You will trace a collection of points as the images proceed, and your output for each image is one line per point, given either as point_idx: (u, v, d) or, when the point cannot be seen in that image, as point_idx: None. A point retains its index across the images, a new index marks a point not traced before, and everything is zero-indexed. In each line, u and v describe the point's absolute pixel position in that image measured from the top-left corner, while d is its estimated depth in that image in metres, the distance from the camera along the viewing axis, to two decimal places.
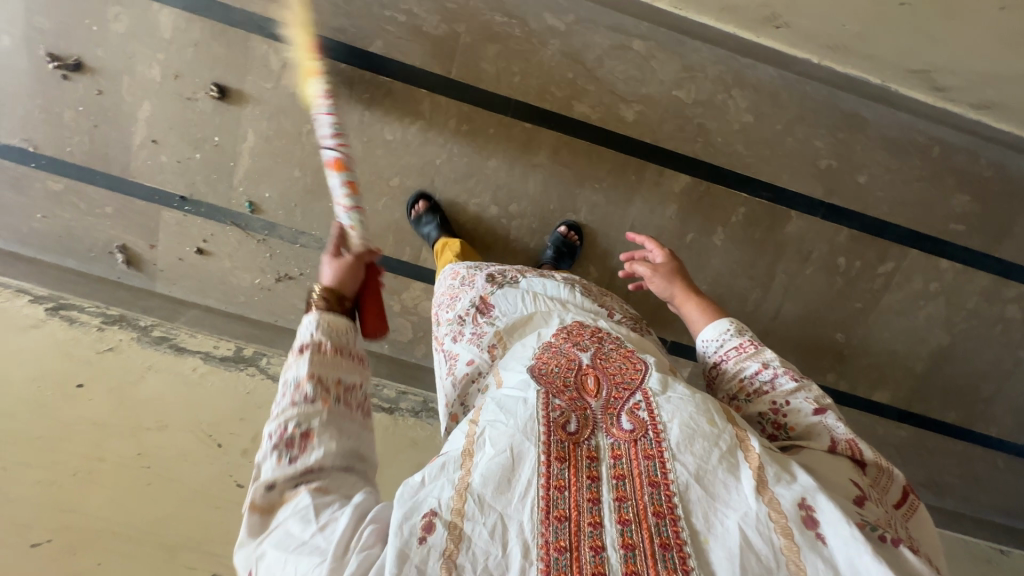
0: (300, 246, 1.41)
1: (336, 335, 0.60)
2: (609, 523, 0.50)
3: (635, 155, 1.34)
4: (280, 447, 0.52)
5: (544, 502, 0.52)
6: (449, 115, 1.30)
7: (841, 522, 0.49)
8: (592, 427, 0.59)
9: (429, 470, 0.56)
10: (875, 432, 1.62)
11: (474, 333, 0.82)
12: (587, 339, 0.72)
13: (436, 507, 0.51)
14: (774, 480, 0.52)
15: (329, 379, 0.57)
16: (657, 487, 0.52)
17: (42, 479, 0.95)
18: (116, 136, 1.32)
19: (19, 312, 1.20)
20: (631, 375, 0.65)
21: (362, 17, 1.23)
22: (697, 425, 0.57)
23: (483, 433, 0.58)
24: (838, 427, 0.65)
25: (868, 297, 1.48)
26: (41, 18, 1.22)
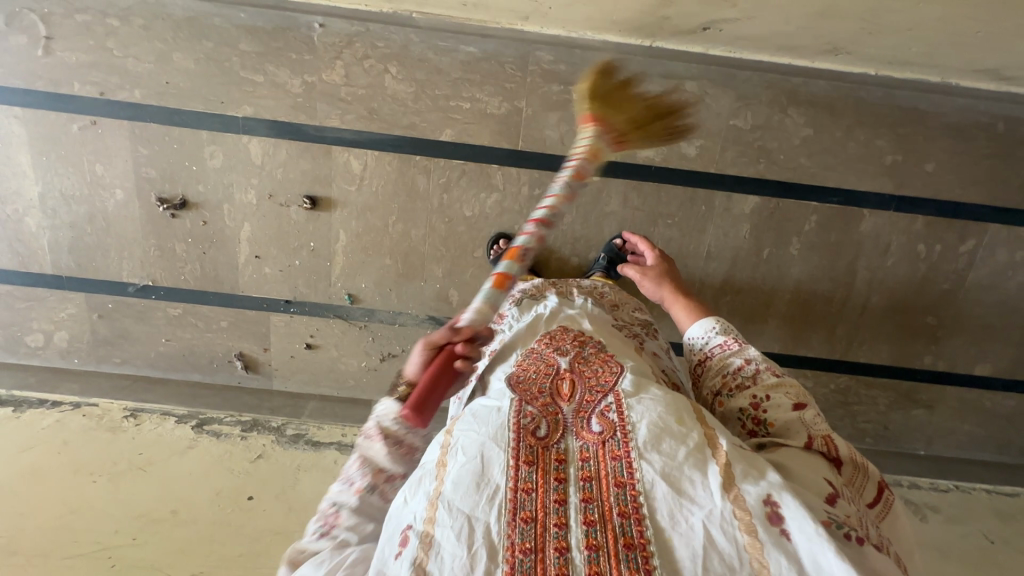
0: (399, 325, 1.50)
1: (396, 427, 0.64)
2: (575, 525, 0.51)
3: (702, 186, 1.39)
4: (318, 521, 0.63)
5: (512, 506, 0.52)
6: (521, 183, 1.38)
7: (804, 518, 0.49)
8: (563, 432, 0.61)
9: (409, 488, 0.58)
10: (982, 404, 1.62)
11: (485, 340, 0.95)
12: (569, 343, 0.79)
13: (412, 520, 0.54)
14: (740, 477, 0.53)
15: (372, 466, 0.64)
16: (623, 487, 0.54)
17: None
18: (224, 258, 1.44)
19: (172, 435, 1.30)
20: (605, 377, 0.69)
21: (431, 111, 1.32)
22: (664, 424, 0.59)
23: (456, 442, 0.60)
24: (815, 424, 0.66)
25: (955, 277, 1.49)
26: (148, 169, 1.36)
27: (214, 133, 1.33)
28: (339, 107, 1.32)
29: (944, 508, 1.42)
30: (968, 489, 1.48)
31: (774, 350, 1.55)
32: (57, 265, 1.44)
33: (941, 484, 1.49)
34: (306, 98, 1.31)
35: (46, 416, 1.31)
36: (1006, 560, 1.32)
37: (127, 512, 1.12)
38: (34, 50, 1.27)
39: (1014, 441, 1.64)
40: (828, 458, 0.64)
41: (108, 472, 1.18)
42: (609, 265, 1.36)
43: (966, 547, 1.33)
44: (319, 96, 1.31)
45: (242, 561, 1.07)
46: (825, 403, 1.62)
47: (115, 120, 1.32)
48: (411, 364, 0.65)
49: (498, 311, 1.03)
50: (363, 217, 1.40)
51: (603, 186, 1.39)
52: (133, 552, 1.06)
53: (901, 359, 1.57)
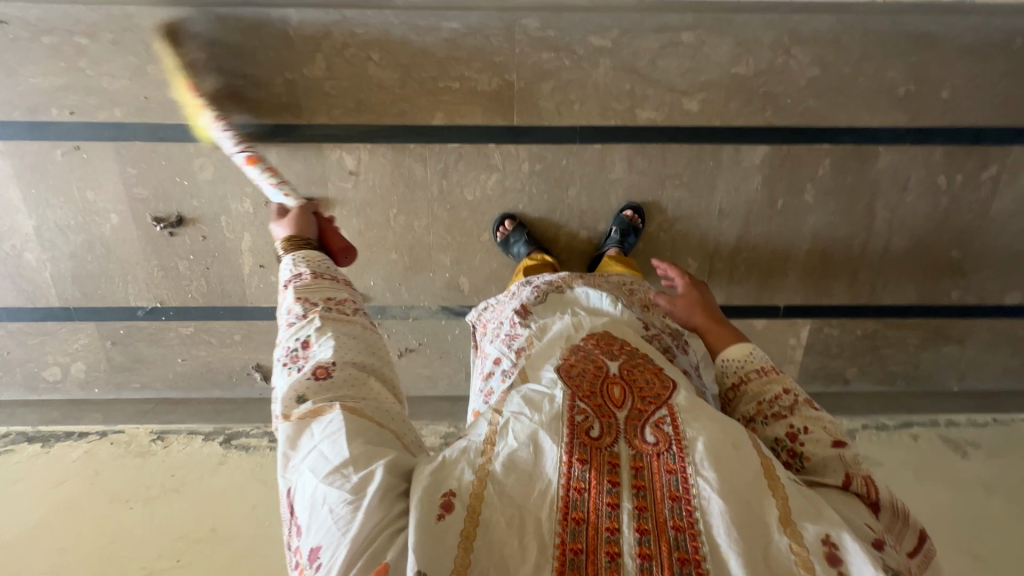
0: (413, 319, 1.48)
1: (312, 264, 0.75)
2: (628, 530, 0.53)
3: (709, 142, 1.34)
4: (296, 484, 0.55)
5: (564, 504, 0.54)
6: (521, 159, 1.33)
7: (867, 565, 0.50)
8: (614, 434, 0.60)
9: (453, 451, 0.59)
10: (1013, 333, 1.58)
11: (510, 334, 0.92)
12: (617, 349, 0.75)
13: (456, 488, 0.55)
14: (801, 514, 0.54)
15: (316, 295, 0.70)
16: (677, 501, 0.54)
17: None
18: (228, 271, 1.41)
19: (202, 453, 1.32)
20: (659, 391, 0.66)
21: (419, 95, 1.27)
22: (722, 442, 0.58)
23: (508, 425, 0.60)
24: (857, 464, 0.65)
25: (979, 206, 1.43)
26: (140, 188, 1.32)
27: (201, 144, 1.29)
28: (323, 101, 1.26)
29: (984, 443, 1.39)
30: (1007, 421, 1.46)
31: (797, 301, 1.52)
32: (64, 297, 1.43)
33: (979, 419, 1.46)
34: (290, 97, 1.25)
35: (76, 448, 1.32)
36: (972, 466, 1.33)
37: (166, 535, 1.11)
38: (6, 80, 1.23)
39: None
40: (867, 500, 0.63)
41: (143, 498, 1.18)
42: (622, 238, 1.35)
43: (1013, 477, 1.30)
44: (302, 94, 1.25)
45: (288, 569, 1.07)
46: (852, 350, 1.60)
47: (99, 143, 1.28)
48: (280, 231, 0.82)
49: (522, 302, 0.99)
50: (363, 214, 1.37)
51: (606, 153, 1.34)
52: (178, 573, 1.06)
53: (927, 297, 1.54)
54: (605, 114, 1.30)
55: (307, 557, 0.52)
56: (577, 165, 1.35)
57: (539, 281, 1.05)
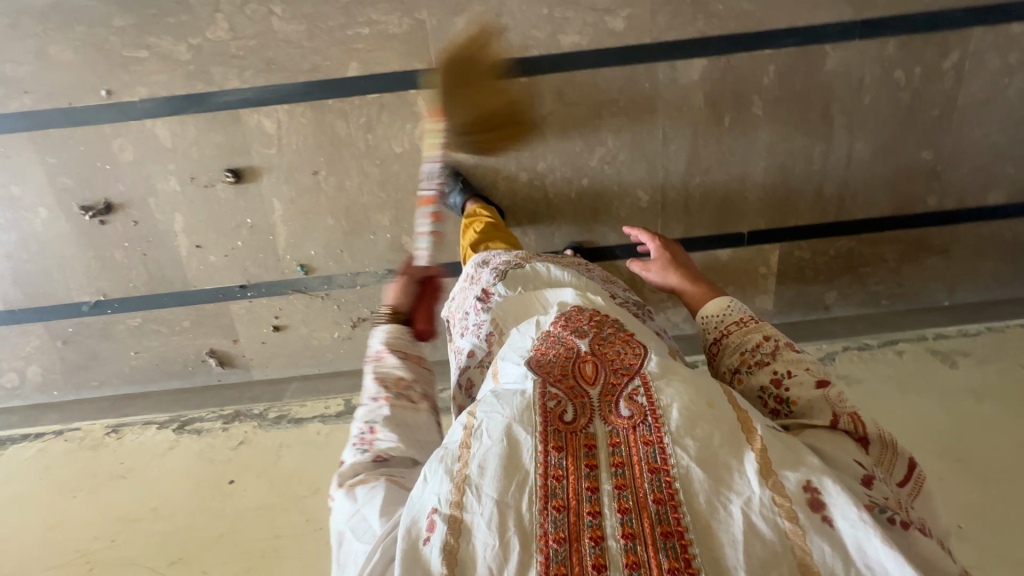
0: (361, 286, 1.43)
1: (396, 338, 0.79)
2: (609, 513, 0.51)
3: (641, 61, 1.27)
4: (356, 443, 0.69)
5: (543, 493, 0.53)
6: (446, 103, 1.27)
7: (849, 507, 0.50)
8: (588, 413, 0.59)
9: (429, 466, 0.58)
10: (1001, 236, 1.47)
11: (476, 324, 0.90)
12: (587, 323, 0.70)
13: (437, 504, 0.54)
14: (779, 463, 0.53)
15: (389, 379, 0.75)
16: (657, 473, 0.53)
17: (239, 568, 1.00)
18: (165, 255, 1.38)
19: (154, 439, 1.29)
20: (631, 359, 0.64)
21: (329, 45, 1.22)
22: (697, 408, 0.57)
23: (480, 424, 0.59)
24: (839, 401, 0.65)
25: (945, 99, 1.34)
26: (63, 178, 1.29)
27: (116, 124, 1.25)
28: (232, 64, 1.22)
29: (974, 351, 1.29)
30: (1001, 328, 1.35)
31: (760, 225, 1.43)
32: (8, 299, 1.41)
33: (971, 329, 1.35)
34: (198, 63, 1.22)
35: (30, 447, 1.31)
36: (950, 374, 1.23)
37: (107, 517, 1.08)
38: None
39: None
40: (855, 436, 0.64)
41: (87, 486, 1.15)
42: None
43: (1006, 382, 1.20)
44: (209, 58, 1.21)
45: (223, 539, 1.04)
46: (828, 272, 1.50)
47: (15, 135, 1.26)
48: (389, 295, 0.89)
49: (481, 287, 0.95)
50: (292, 180, 1.32)
51: (533, 86, 1.27)
52: (112, 553, 1.03)
53: (902, 205, 1.44)
54: (526, 44, 1.24)
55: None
56: (505, 102, 1.28)
57: (496, 263, 1.00)
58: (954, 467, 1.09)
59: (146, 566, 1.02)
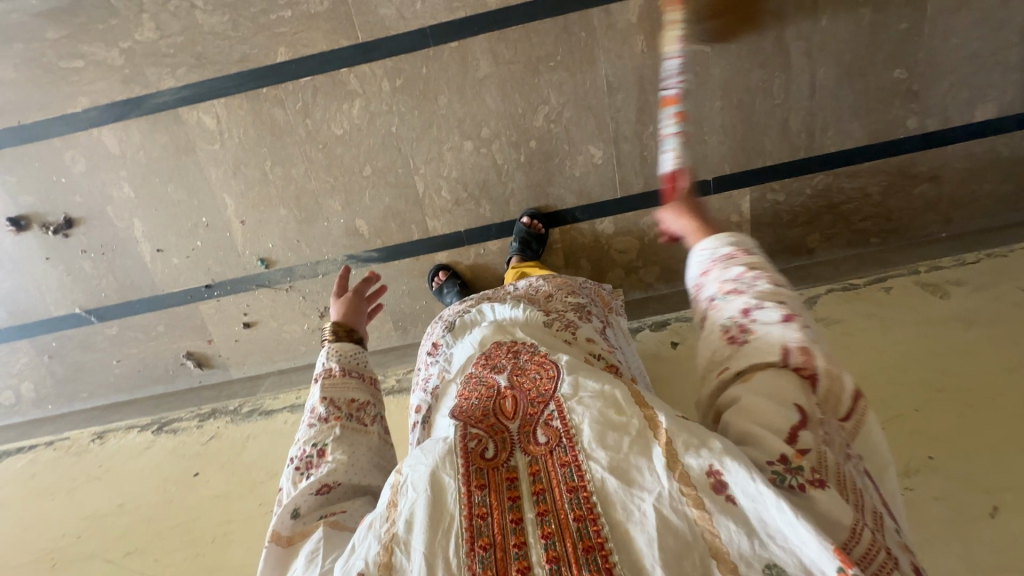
0: (323, 275, 1.42)
1: (345, 357, 0.76)
2: (535, 542, 0.45)
3: (572, 11, 1.22)
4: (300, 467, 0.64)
5: (468, 534, 0.46)
6: (380, 78, 1.25)
7: (747, 479, 0.43)
8: (508, 447, 0.54)
9: (358, 533, 0.49)
10: (999, 153, 1.34)
11: (424, 377, 0.78)
12: (504, 358, 0.67)
13: (362, 568, 0.45)
14: (683, 450, 0.46)
15: (341, 400, 0.71)
16: (575, 491, 0.48)
17: (189, 554, 1.00)
18: (131, 262, 1.41)
19: (133, 442, 1.32)
20: (546, 384, 0.59)
21: (256, 33, 1.22)
22: (605, 419, 0.52)
23: (405, 479, 0.51)
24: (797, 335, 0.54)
25: (910, 11, 1.24)
26: (25, 196, 1.34)
27: (66, 136, 1.29)
28: (166, 64, 1.24)
29: (970, 279, 1.17)
30: (1004, 253, 1.22)
31: (727, 170, 1.36)
32: None
33: (968, 258, 1.23)
34: (132, 67, 1.24)
35: (23, 457, 1.37)
36: (856, 310, 1.17)
37: (78, 515, 1.11)
38: None
39: None
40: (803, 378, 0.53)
41: (65, 488, 1.19)
42: (522, 248, 1.32)
43: (1005, 308, 1.09)
44: (144, 61, 1.23)
45: (179, 528, 1.04)
46: (807, 213, 1.40)
47: None
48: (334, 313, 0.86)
49: (433, 338, 0.85)
50: (240, 174, 1.33)
51: (464, 50, 1.24)
52: (77, 547, 1.05)
53: (879, 132, 1.33)
54: (452, 7, 1.22)
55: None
56: (439, 71, 1.25)
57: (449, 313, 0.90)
58: (937, 398, 1.00)
59: (106, 558, 1.03)
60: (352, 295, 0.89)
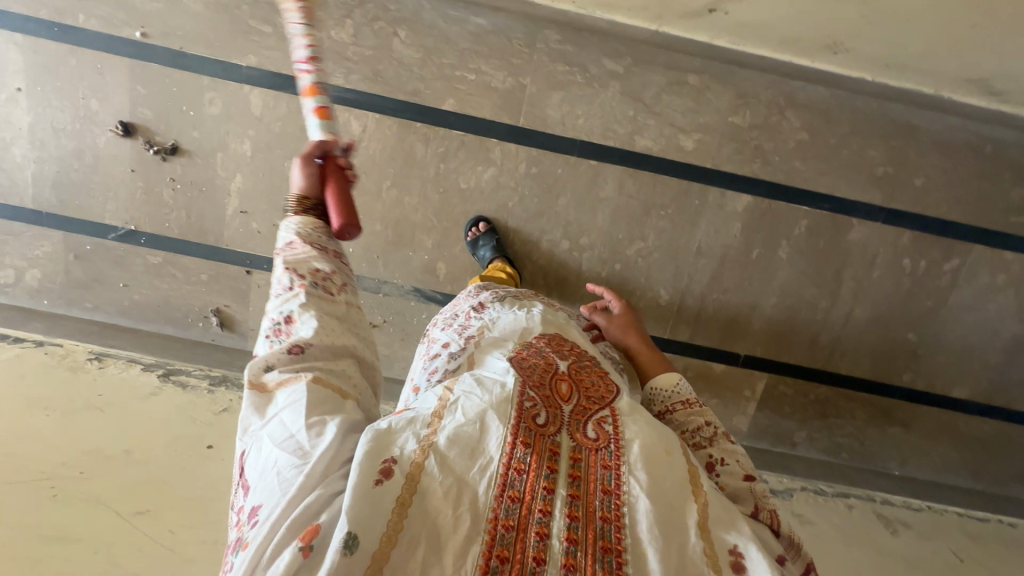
0: (383, 295, 1.46)
1: (309, 232, 0.72)
2: (559, 515, 0.51)
3: (697, 181, 1.41)
4: (270, 334, 0.64)
5: (501, 481, 0.52)
6: (519, 160, 1.39)
7: (767, 574, 0.51)
8: (559, 423, 0.60)
9: (396, 420, 0.55)
10: (957, 428, 1.62)
11: (462, 325, 0.86)
12: (567, 350, 0.76)
13: (398, 454, 0.52)
14: (720, 522, 0.55)
15: (304, 269, 0.68)
16: (609, 495, 0.54)
17: (208, 538, 0.99)
18: (212, 209, 1.41)
19: (138, 381, 1.27)
20: (604, 392, 0.67)
21: (436, 79, 1.33)
22: (654, 448, 0.58)
23: (456, 400, 0.58)
24: (765, 496, 0.66)
25: (937, 295, 1.51)
26: (144, 109, 1.34)
27: (216, 79, 1.32)
28: (345, 65, 1.32)
29: (916, 525, 1.39)
30: (941, 511, 1.46)
31: (757, 353, 1.55)
32: (38, 200, 1.41)
33: (916, 504, 1.46)
34: (313, 54, 1.31)
35: (5, 350, 1.26)
36: (827, 516, 1.36)
37: (76, 447, 1.06)
38: None
39: (986, 467, 1.64)
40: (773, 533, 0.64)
41: (63, 408, 1.13)
42: None
43: (939, 562, 1.30)
44: (326, 54, 1.31)
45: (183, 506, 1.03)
46: (803, 412, 1.61)
47: (116, 58, 1.31)
48: (296, 180, 0.76)
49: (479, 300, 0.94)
50: (357, 180, 1.39)
51: (599, 170, 1.39)
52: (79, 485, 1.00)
53: (880, 373, 1.58)
54: (606, 134, 1.37)
55: (248, 514, 0.53)
56: (571, 176, 1.40)
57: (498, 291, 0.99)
58: None
59: (113, 511, 0.98)
60: (306, 164, 0.76)
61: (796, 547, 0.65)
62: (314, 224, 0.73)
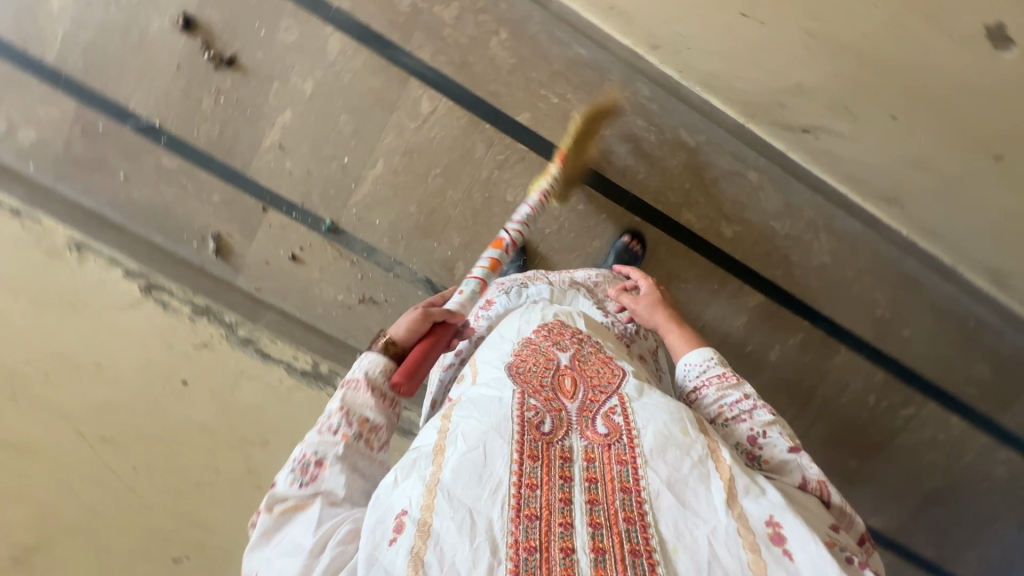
0: (393, 275, 1.42)
1: (378, 377, 0.76)
2: (581, 525, 0.58)
3: (722, 268, 1.45)
4: (294, 471, 0.67)
5: (516, 502, 0.59)
6: (570, 193, 1.40)
7: (808, 541, 0.55)
8: (568, 429, 0.68)
9: (402, 466, 0.64)
10: None
11: (469, 327, 0.95)
12: (568, 338, 0.79)
13: (407, 507, 0.59)
14: (743, 492, 0.60)
15: (355, 416, 0.72)
16: (629, 492, 0.60)
17: (171, 484, 1.08)
18: (249, 134, 1.34)
19: (116, 288, 1.16)
20: (609, 378, 0.73)
21: (520, 89, 1.32)
22: (670, 433, 0.64)
23: (455, 428, 0.66)
24: (811, 468, 0.69)
25: (886, 434, 1.63)
26: (211, 10, 1.26)
27: (299, 8, 1.26)
28: (437, 45, 1.30)
29: None
30: None
31: None
32: (61, 61, 1.28)
33: None
34: (408, 22, 1.28)
35: None
36: None
37: (50, 348, 1.07)
38: None
39: None
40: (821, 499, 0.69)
41: (37, 300, 1.10)
42: None
43: None
44: (421, 27, 1.28)
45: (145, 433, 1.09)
46: None
47: None
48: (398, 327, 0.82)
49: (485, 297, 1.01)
50: (408, 157, 1.36)
51: (639, 228, 1.42)
52: (49, 392, 1.05)
53: None
54: (656, 197, 1.40)
55: None
56: (612, 224, 1.42)
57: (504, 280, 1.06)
58: None
59: (79, 433, 1.05)
60: (422, 315, 0.82)
61: (839, 507, 0.69)
62: (384, 363, 0.77)
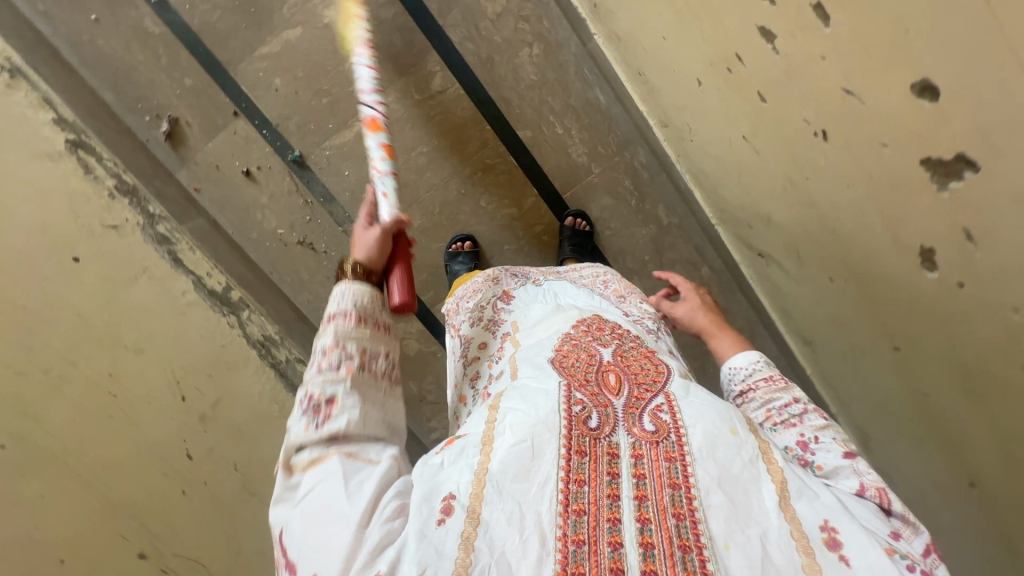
0: (341, 230, 1.38)
1: (364, 304, 0.56)
2: (628, 521, 0.46)
3: None
4: (304, 413, 0.49)
5: (563, 495, 0.47)
6: (541, 221, 1.38)
7: (870, 550, 0.44)
8: (614, 424, 0.54)
9: (449, 452, 0.52)
10: None
11: (492, 319, 0.81)
12: (608, 334, 0.69)
13: (455, 490, 0.47)
14: (796, 495, 0.48)
15: (359, 330, 0.54)
16: (677, 489, 0.47)
17: (13, 364, 0.91)
18: (250, 36, 1.28)
19: (40, 132, 1.03)
20: (654, 376, 0.60)
21: (530, 106, 1.33)
22: (717, 433, 0.51)
23: (504, 419, 0.54)
24: (868, 473, 0.53)
25: None
26: None
27: None
28: (469, 34, 1.29)
29: None
30: None
31: None
32: None
33: None
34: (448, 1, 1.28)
35: None
36: None
37: None
38: None
39: None
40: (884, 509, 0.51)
41: None
42: None
43: None
44: (459, 10, 1.29)
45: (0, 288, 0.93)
46: None
47: None
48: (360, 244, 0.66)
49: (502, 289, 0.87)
50: (400, 124, 1.33)
51: None
52: None
53: None
54: (617, 258, 1.42)
55: None
56: None
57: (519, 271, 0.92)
58: None
59: None
60: (385, 230, 0.66)
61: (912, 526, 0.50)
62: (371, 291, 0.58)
